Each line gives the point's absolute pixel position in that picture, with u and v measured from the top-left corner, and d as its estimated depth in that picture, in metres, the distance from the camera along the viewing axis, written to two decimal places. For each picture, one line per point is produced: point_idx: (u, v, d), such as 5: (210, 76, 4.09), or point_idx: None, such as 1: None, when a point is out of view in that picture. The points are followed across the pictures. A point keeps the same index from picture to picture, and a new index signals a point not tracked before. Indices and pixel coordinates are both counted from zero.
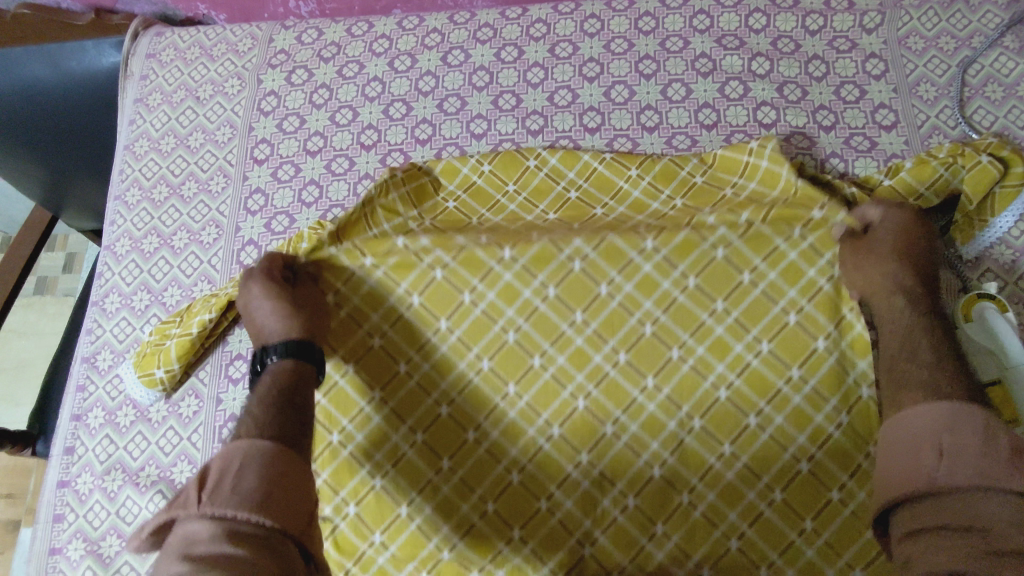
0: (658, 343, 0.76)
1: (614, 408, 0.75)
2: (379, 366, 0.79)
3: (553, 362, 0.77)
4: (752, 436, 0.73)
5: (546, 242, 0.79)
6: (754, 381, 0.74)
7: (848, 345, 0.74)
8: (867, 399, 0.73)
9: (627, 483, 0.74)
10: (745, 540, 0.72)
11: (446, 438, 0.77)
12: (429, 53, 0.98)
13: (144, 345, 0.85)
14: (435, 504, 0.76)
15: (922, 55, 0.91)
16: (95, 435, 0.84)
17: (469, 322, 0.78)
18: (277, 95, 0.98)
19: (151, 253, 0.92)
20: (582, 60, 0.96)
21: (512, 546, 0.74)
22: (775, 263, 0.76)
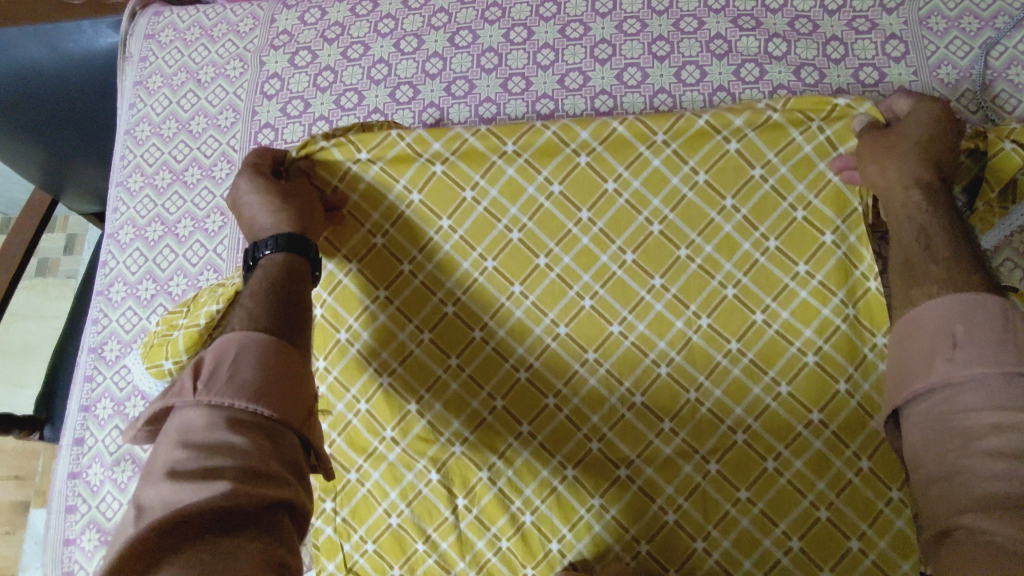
0: (665, 242, 0.74)
1: (622, 308, 0.75)
2: (382, 264, 0.77)
3: (559, 262, 0.75)
4: (759, 332, 0.73)
5: (551, 136, 0.76)
6: (762, 276, 0.73)
7: (857, 238, 0.73)
8: (876, 291, 0.72)
9: (634, 381, 0.74)
10: (752, 434, 0.73)
11: (452, 335, 0.77)
12: (436, 33, 0.95)
13: (152, 336, 0.83)
14: (445, 401, 0.76)
15: (944, 36, 0.88)
16: (104, 426, 0.84)
17: (472, 220, 0.76)
18: (280, 78, 0.96)
19: (155, 242, 0.90)
20: (594, 41, 0.93)
21: (521, 440, 0.76)
22: (788, 156, 0.73)
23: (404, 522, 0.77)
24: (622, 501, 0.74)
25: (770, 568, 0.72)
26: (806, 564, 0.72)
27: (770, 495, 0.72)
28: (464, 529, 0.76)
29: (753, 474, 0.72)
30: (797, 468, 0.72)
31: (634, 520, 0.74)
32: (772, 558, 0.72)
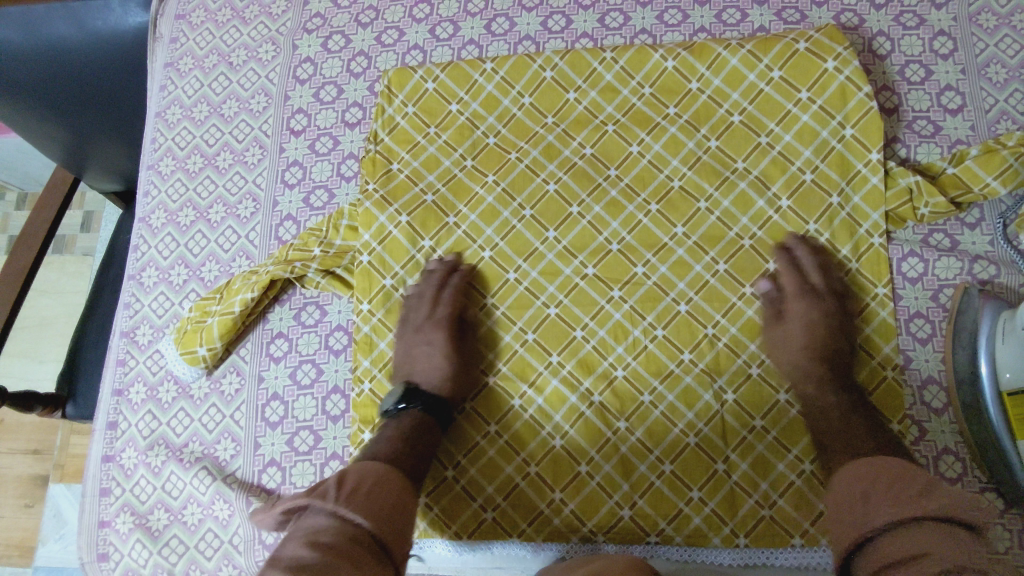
0: (686, 196, 0.82)
1: (646, 252, 0.81)
2: (428, 216, 0.84)
3: (590, 210, 0.83)
4: (772, 278, 0.79)
5: (583, 109, 0.87)
6: (775, 231, 0.81)
7: (862, 196, 0.80)
8: (878, 246, 0.79)
9: (656, 317, 0.80)
10: (766, 368, 0.77)
11: (491, 276, 0.83)
12: (473, 20, 0.94)
13: (184, 322, 0.84)
14: (482, 337, 0.82)
15: (994, 33, 0.86)
16: (137, 410, 0.84)
17: (514, 175, 0.85)
18: (314, 62, 0.94)
19: (187, 227, 0.90)
20: (634, 31, 0.92)
21: (551, 369, 0.80)
22: (788, 126, 0.83)
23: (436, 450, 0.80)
24: (646, 424, 0.78)
25: (786, 491, 0.75)
26: (818, 488, 0.74)
27: (783, 424, 0.76)
28: (494, 455, 0.79)
29: (767, 404, 0.77)
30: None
31: (658, 442, 0.77)
32: (786, 480, 0.75)
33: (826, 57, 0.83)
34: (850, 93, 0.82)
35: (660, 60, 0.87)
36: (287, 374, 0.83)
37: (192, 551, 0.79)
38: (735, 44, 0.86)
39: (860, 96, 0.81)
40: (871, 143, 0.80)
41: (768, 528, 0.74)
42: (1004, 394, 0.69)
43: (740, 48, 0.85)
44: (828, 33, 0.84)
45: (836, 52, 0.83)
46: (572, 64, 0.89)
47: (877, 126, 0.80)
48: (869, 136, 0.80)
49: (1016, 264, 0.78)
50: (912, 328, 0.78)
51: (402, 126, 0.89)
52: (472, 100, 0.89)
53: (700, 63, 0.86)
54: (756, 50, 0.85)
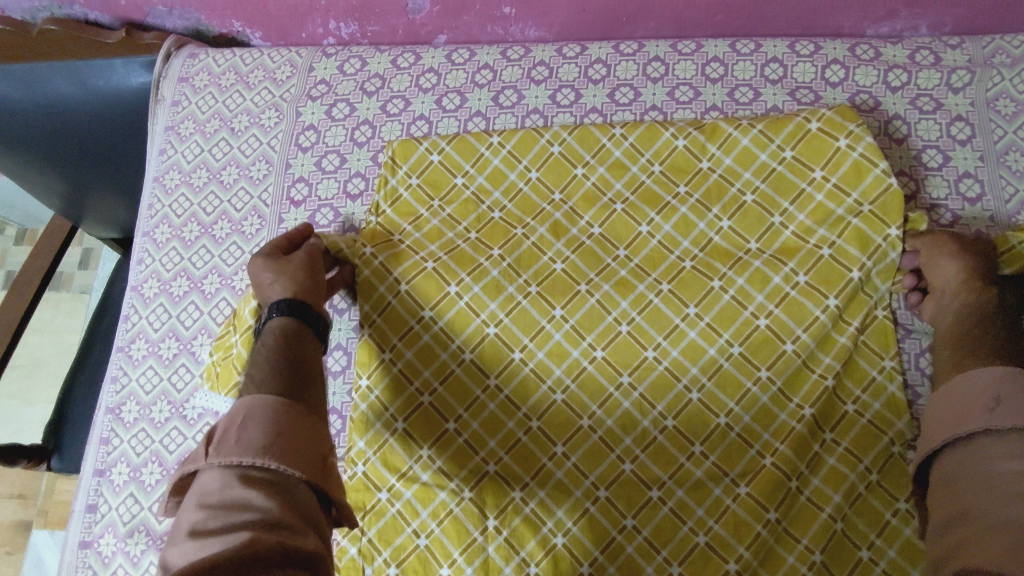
0: (699, 275, 0.79)
1: (657, 335, 0.77)
2: (428, 285, 0.80)
3: (599, 288, 0.79)
4: (789, 360, 0.75)
5: (591, 186, 0.85)
6: (794, 307, 0.76)
7: (881, 269, 0.77)
8: (884, 317, 0.77)
9: (666, 406, 0.76)
10: (780, 457, 0.73)
11: (493, 353, 0.79)
12: (480, 91, 0.92)
13: (210, 367, 0.78)
14: (482, 419, 0.78)
15: (1012, 120, 0.85)
16: (119, 493, 0.80)
17: (520, 252, 0.82)
18: (317, 130, 0.92)
19: (180, 297, 0.87)
20: (644, 108, 0.90)
21: (555, 460, 0.76)
22: (803, 206, 0.80)
23: (430, 542, 0.75)
24: (654, 522, 0.73)
25: None
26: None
27: (794, 517, 0.72)
28: (492, 552, 0.74)
29: (780, 494, 0.72)
30: (816, 485, 0.73)
31: (664, 542, 0.73)
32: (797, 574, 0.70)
33: (837, 135, 0.81)
34: (868, 170, 0.79)
35: (671, 138, 0.85)
36: None
37: None
38: (746, 124, 0.84)
39: (876, 172, 0.79)
40: (890, 220, 0.78)
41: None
42: None
43: (751, 128, 0.83)
44: (840, 111, 0.82)
45: (847, 129, 0.81)
46: (581, 140, 0.87)
47: (896, 206, 0.78)
48: (889, 214, 0.78)
49: None
50: None
51: (405, 197, 0.86)
52: (477, 173, 0.87)
53: (711, 143, 0.84)
54: (767, 130, 0.83)
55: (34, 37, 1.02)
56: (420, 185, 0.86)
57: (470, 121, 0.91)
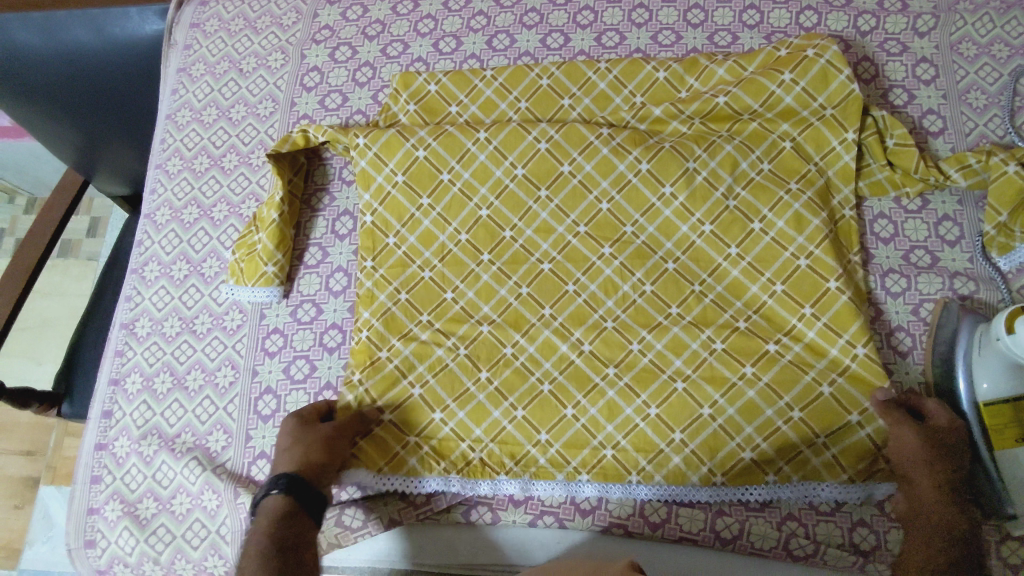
0: (676, 155, 0.84)
1: (635, 212, 0.84)
2: (424, 174, 0.88)
3: (581, 169, 0.85)
4: (757, 238, 0.81)
5: (578, 114, 0.91)
6: (760, 191, 0.82)
7: (836, 172, 0.84)
8: (850, 218, 0.83)
9: (645, 273, 0.82)
10: (752, 324, 0.79)
11: (486, 233, 0.86)
12: (475, 36, 0.98)
13: (236, 262, 0.87)
14: (476, 289, 0.84)
15: (974, 61, 0.90)
16: (132, 400, 0.86)
17: (505, 134, 0.87)
18: (321, 71, 0.98)
19: (191, 224, 0.93)
20: (629, 50, 0.95)
21: (543, 320, 0.82)
22: (772, 107, 0.86)
23: (425, 392, 0.80)
24: (634, 371, 0.78)
25: (770, 435, 0.75)
26: (807, 433, 0.75)
27: (773, 372, 0.76)
28: (483, 400, 0.80)
29: (754, 355, 0.77)
30: (796, 352, 0.77)
31: (645, 387, 0.78)
32: (772, 425, 0.75)
33: (804, 49, 0.86)
34: (833, 76, 0.84)
35: (653, 71, 0.91)
36: (281, 369, 0.85)
37: (179, 540, 0.79)
38: (722, 58, 0.90)
39: (841, 78, 0.84)
40: (849, 123, 0.84)
41: (746, 468, 0.75)
42: (981, 404, 0.72)
43: (726, 60, 0.89)
44: (806, 37, 0.89)
45: (814, 42, 0.86)
46: (568, 74, 0.92)
47: (857, 108, 0.84)
48: (848, 117, 0.84)
49: (993, 280, 0.81)
50: (892, 341, 0.81)
51: (402, 123, 0.92)
52: (471, 103, 0.92)
53: (689, 76, 0.90)
54: (741, 61, 0.89)
55: None
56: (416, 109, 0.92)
57: (466, 62, 0.97)
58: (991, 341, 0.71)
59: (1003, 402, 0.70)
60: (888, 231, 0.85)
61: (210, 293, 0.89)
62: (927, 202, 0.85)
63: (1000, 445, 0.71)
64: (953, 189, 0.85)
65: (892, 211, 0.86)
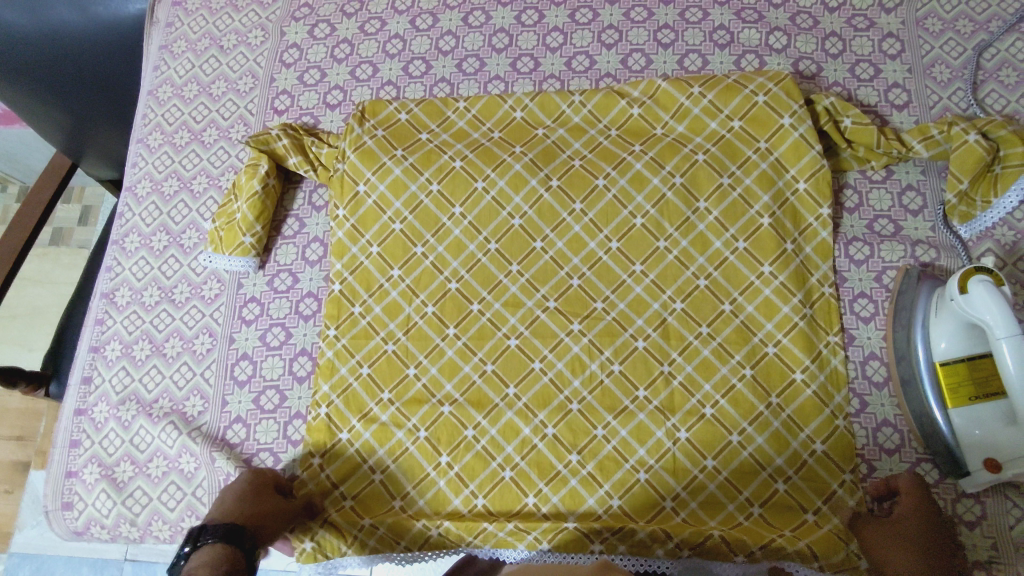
0: (647, 234, 0.85)
1: (606, 288, 0.84)
2: (397, 246, 0.87)
3: (553, 245, 0.85)
4: (728, 319, 0.82)
5: (551, 143, 0.89)
6: (731, 272, 0.83)
7: (813, 248, 0.83)
8: (828, 295, 0.82)
9: (614, 351, 0.82)
10: (720, 409, 0.79)
11: (453, 306, 0.84)
12: (452, 13, 1.00)
13: (215, 231, 0.89)
14: (441, 365, 0.83)
15: (939, 37, 0.92)
16: (111, 366, 0.87)
17: (480, 208, 0.87)
18: (300, 48, 1.00)
19: (171, 196, 0.94)
20: (602, 27, 0.97)
21: (507, 400, 0.81)
22: (749, 171, 0.85)
23: (385, 479, 0.80)
24: (597, 458, 0.79)
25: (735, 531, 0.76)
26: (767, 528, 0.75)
27: (734, 465, 0.78)
28: (443, 486, 0.79)
29: (718, 444, 0.78)
30: (759, 443, 0.78)
31: (608, 476, 0.78)
32: (735, 520, 0.76)
33: (783, 113, 0.85)
34: (805, 151, 0.84)
35: (627, 106, 0.90)
36: (257, 336, 0.86)
37: (155, 502, 0.81)
38: (697, 93, 0.88)
39: (812, 153, 0.84)
40: (822, 199, 0.83)
41: (715, 546, 0.74)
42: (937, 363, 0.74)
43: (702, 98, 0.88)
44: (786, 87, 0.86)
45: (792, 109, 0.85)
46: (542, 106, 0.92)
47: (827, 183, 0.83)
48: (820, 192, 0.83)
49: (954, 248, 0.83)
50: (855, 308, 0.83)
51: (368, 145, 0.89)
52: (443, 132, 0.91)
53: (664, 112, 0.89)
54: (716, 100, 0.87)
55: None
56: (383, 134, 0.89)
57: (442, 39, 0.99)
58: (947, 302, 0.73)
59: (959, 361, 0.72)
60: (852, 202, 0.87)
61: (189, 264, 0.91)
62: (892, 172, 0.87)
63: (954, 403, 0.72)
64: (916, 160, 0.87)
65: (857, 182, 0.88)
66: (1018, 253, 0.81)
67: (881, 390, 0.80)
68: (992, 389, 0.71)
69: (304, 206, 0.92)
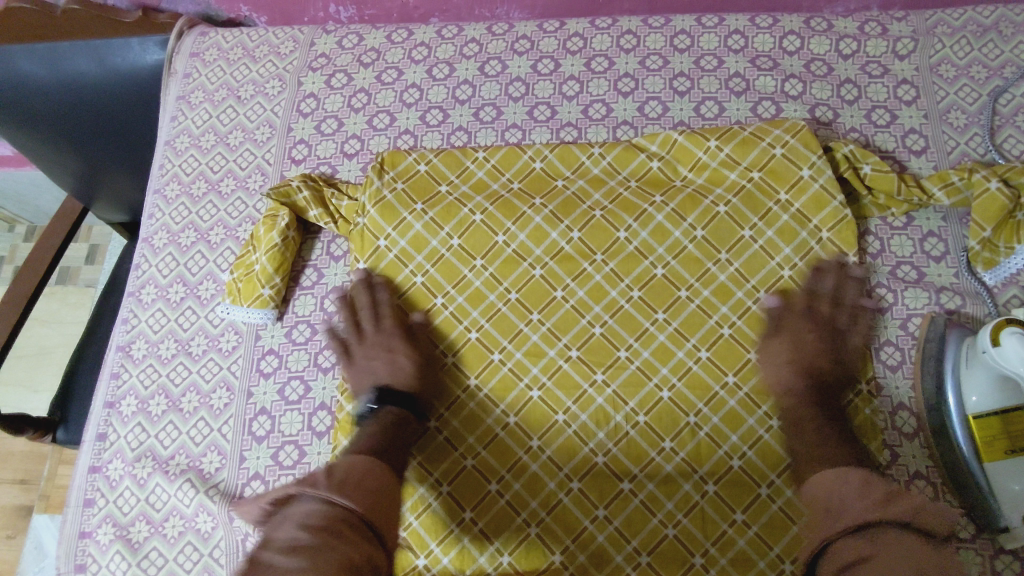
0: (669, 284, 0.84)
1: (629, 336, 0.83)
2: (418, 298, 0.86)
3: (574, 295, 0.85)
4: (754, 368, 0.81)
5: (571, 194, 0.89)
6: (754, 322, 0.82)
7: (838, 296, 0.83)
8: (858, 344, 0.81)
9: (638, 402, 0.81)
10: (747, 461, 0.78)
11: (475, 357, 0.84)
12: (468, 62, 1.00)
13: (233, 282, 0.88)
14: (462, 417, 0.82)
15: (953, 83, 0.93)
16: (127, 423, 0.86)
17: (501, 260, 0.86)
18: (317, 97, 1.00)
19: (188, 247, 0.94)
20: (618, 75, 0.98)
21: (531, 453, 0.81)
22: (770, 222, 0.85)
23: (409, 535, 0.79)
24: (625, 513, 0.78)
25: None
26: None
27: (763, 519, 0.76)
28: (467, 543, 0.79)
29: (747, 498, 0.77)
30: (788, 497, 0.77)
31: (635, 532, 0.77)
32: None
33: (801, 165, 0.85)
34: (826, 203, 0.84)
35: (646, 159, 0.90)
36: (276, 390, 0.85)
37: (171, 563, 0.79)
38: (714, 147, 0.88)
39: (834, 205, 0.84)
40: (846, 249, 0.83)
41: None
42: (969, 416, 0.73)
43: (719, 152, 0.88)
44: (803, 139, 0.86)
45: (810, 161, 0.85)
46: (561, 157, 0.92)
47: (851, 233, 0.83)
48: (844, 242, 0.83)
49: (979, 295, 0.82)
50: (882, 356, 0.82)
51: (388, 199, 0.89)
52: (462, 183, 0.91)
53: (682, 166, 0.89)
54: (733, 153, 0.87)
55: (37, 15, 1.07)
56: (401, 188, 0.89)
57: (459, 88, 0.99)
58: (977, 354, 0.72)
59: (993, 414, 0.71)
60: (874, 248, 0.87)
61: (206, 315, 0.90)
62: (912, 219, 0.87)
63: (989, 458, 0.71)
64: (937, 206, 0.87)
65: (879, 228, 0.87)
66: None
67: (912, 441, 0.78)
68: None
69: (324, 255, 0.92)
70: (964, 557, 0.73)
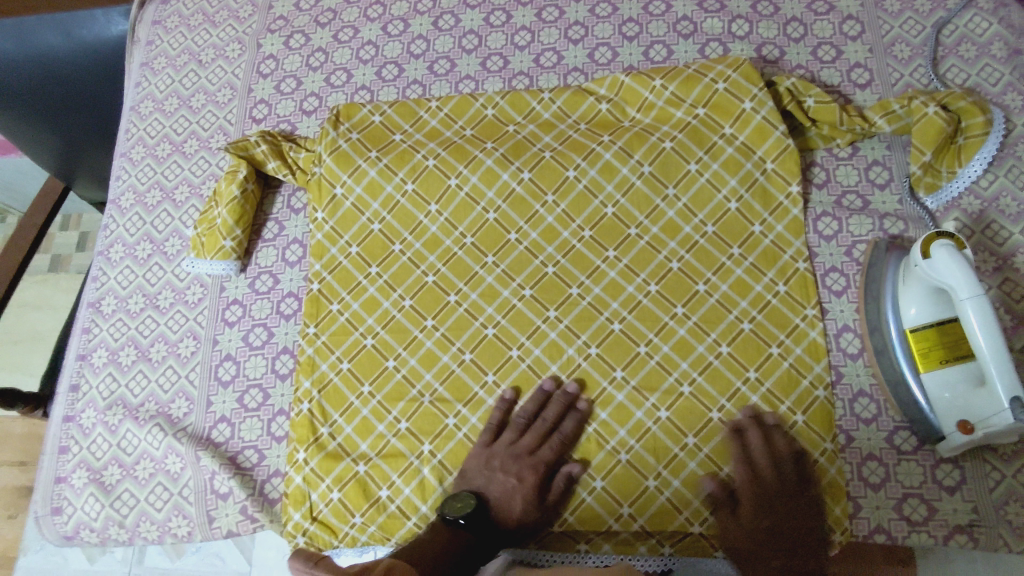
0: (618, 222, 0.86)
1: (580, 274, 0.85)
2: (376, 244, 0.89)
3: (527, 236, 0.87)
4: (703, 299, 0.82)
5: (522, 138, 0.91)
6: (702, 255, 0.84)
7: (784, 226, 0.84)
8: (803, 270, 0.82)
9: (591, 335, 0.83)
10: (697, 387, 0.80)
11: (431, 299, 0.86)
12: (422, 18, 1.02)
13: (198, 236, 0.91)
14: (419, 356, 0.84)
15: (897, 16, 0.94)
16: (99, 373, 0.89)
17: (454, 204, 0.89)
18: (276, 59, 1.02)
19: (154, 207, 0.97)
20: (568, 24, 0.99)
21: (487, 389, 0.82)
22: (715, 155, 0.86)
23: (370, 470, 0.80)
24: (578, 441, 0.80)
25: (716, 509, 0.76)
26: None
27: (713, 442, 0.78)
28: (427, 474, 0.79)
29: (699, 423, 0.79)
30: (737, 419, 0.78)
31: (589, 458, 0.79)
32: None
33: (743, 98, 0.86)
34: (769, 132, 0.85)
35: (595, 103, 0.92)
36: (240, 337, 0.88)
37: (142, 503, 0.82)
38: (660, 86, 0.90)
39: (776, 134, 0.85)
40: (790, 178, 0.85)
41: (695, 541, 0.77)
42: (908, 330, 0.74)
43: (664, 90, 0.89)
44: (745, 72, 0.87)
45: (752, 93, 0.86)
46: (513, 104, 0.94)
47: (794, 161, 0.85)
48: (788, 171, 0.85)
49: (922, 219, 0.84)
50: (828, 282, 0.83)
51: (343, 148, 0.91)
52: (416, 132, 0.93)
53: (630, 107, 0.92)
54: (678, 91, 0.89)
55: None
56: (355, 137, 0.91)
57: (414, 43, 1.01)
58: (912, 269, 0.74)
59: (930, 327, 0.73)
60: (820, 179, 0.88)
61: (172, 270, 0.92)
62: (857, 149, 0.88)
63: (926, 369, 0.73)
64: (881, 136, 0.88)
65: (825, 160, 0.89)
66: (985, 221, 0.82)
67: (856, 360, 0.80)
68: (963, 351, 0.71)
69: (286, 209, 0.94)
70: (906, 468, 0.76)
